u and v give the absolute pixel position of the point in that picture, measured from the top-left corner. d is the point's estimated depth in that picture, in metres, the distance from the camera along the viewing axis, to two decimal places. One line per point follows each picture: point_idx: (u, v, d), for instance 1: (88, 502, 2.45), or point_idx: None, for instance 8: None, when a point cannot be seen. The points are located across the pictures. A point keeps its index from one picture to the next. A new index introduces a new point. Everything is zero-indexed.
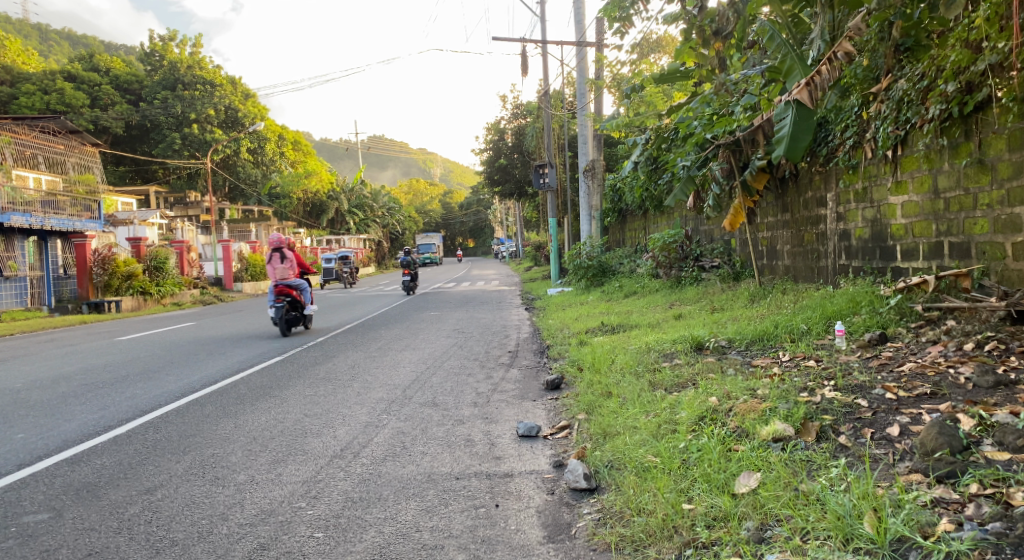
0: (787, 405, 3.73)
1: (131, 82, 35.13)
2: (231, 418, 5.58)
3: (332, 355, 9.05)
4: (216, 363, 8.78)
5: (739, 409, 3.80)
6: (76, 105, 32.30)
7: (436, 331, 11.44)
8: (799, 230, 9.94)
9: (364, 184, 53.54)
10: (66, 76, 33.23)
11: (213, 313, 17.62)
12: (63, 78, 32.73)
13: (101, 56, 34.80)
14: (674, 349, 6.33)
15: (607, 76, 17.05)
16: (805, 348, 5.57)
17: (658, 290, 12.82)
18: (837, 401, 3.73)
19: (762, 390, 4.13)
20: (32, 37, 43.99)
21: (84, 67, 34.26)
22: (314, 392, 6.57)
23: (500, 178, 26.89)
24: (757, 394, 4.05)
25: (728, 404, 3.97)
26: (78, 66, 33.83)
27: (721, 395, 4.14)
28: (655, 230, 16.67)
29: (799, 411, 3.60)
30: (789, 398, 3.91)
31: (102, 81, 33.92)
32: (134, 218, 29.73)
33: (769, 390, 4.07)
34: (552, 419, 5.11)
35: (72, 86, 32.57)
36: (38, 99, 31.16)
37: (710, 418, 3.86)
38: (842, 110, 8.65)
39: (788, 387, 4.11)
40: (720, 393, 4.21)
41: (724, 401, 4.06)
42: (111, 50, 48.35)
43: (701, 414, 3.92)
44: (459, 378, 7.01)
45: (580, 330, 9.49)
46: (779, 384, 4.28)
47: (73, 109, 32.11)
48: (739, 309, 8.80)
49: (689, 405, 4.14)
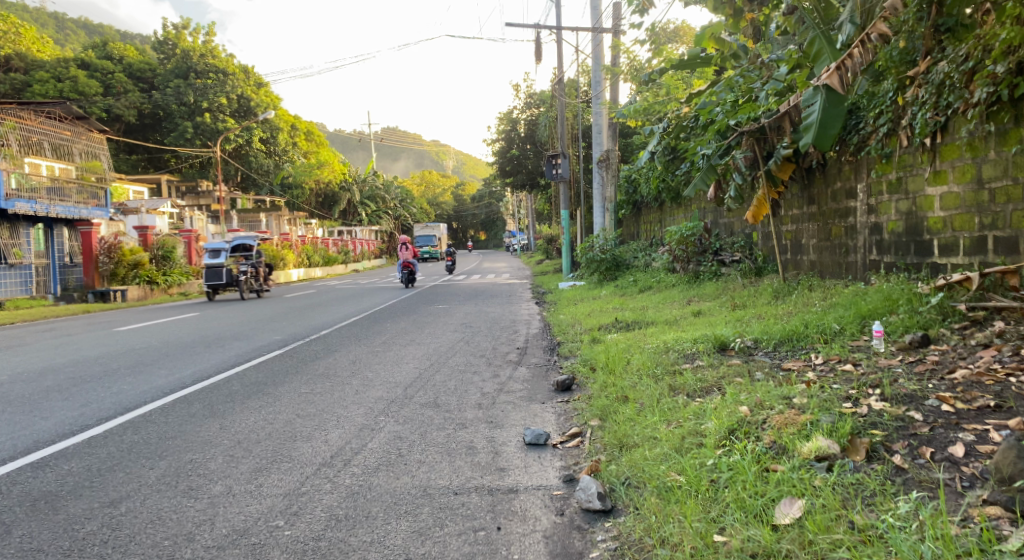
0: (830, 419, 3.29)
1: (145, 70, 34.94)
2: (218, 418, 5.19)
3: (334, 350, 8.69)
4: (213, 357, 8.41)
5: (775, 423, 3.37)
6: (89, 94, 32.15)
7: (444, 325, 11.06)
8: (826, 224, 9.46)
9: (376, 175, 53.11)
10: (79, 64, 33.04)
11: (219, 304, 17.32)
12: (76, 66, 32.54)
13: (114, 44, 34.59)
14: (696, 349, 5.91)
15: (624, 63, 16.55)
16: (840, 350, 5.13)
17: (675, 285, 12.38)
18: (887, 413, 3.30)
19: (799, 399, 3.69)
20: (50, 26, 43.96)
21: (98, 55, 34.05)
22: (311, 389, 6.20)
23: (512, 169, 26.41)
24: (794, 404, 3.61)
25: (761, 415, 3.53)
26: (92, 54, 33.63)
27: (753, 404, 3.71)
28: (671, 222, 16.21)
29: (845, 425, 3.18)
30: (830, 409, 3.47)
31: (115, 70, 33.71)
32: (144, 207, 29.52)
33: (808, 400, 3.62)
34: (562, 425, 4.70)
35: (85, 74, 32.39)
36: (52, 88, 30.86)
37: (741, 432, 3.43)
38: (875, 96, 8.16)
39: (829, 396, 3.67)
40: (751, 402, 3.77)
41: (756, 411, 3.63)
42: (125, 38, 48.19)
43: (732, 426, 3.49)
44: (465, 377, 6.62)
45: (593, 327, 9.06)
46: (817, 392, 3.83)
47: (86, 97, 31.95)
48: (763, 307, 8.35)
49: (718, 415, 3.71)
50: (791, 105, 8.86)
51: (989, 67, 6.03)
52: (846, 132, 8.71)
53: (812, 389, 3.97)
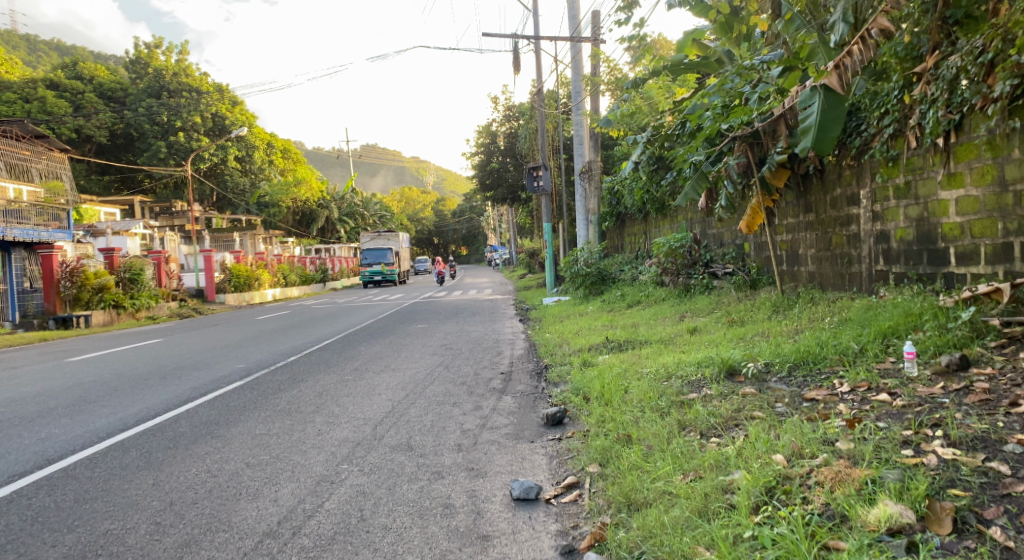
0: (894, 477, 2.84)
1: (116, 90, 34.09)
2: (155, 469, 4.49)
3: (302, 379, 7.97)
4: (165, 390, 7.63)
5: (824, 480, 2.91)
6: (57, 113, 31.13)
7: (422, 347, 10.34)
8: (826, 232, 8.92)
9: (354, 192, 52.30)
10: (48, 84, 32.07)
11: (186, 328, 16.40)
12: (45, 86, 31.58)
13: (84, 63, 33.64)
14: (701, 375, 5.27)
15: (604, 72, 16.05)
16: (867, 376, 4.51)
17: (665, 299, 11.79)
18: (966, 468, 2.86)
19: (846, 447, 3.14)
20: (20, 48, 42.96)
21: (67, 75, 33.05)
22: (268, 430, 5.50)
23: (493, 183, 25.76)
24: (840, 453, 3.10)
25: (804, 468, 3.02)
26: (61, 73, 32.66)
27: (789, 453, 3.19)
28: (657, 233, 15.65)
29: (917, 485, 2.77)
30: (890, 460, 3.00)
31: (85, 90, 32.82)
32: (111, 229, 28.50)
33: (856, 448, 3.10)
34: (555, 472, 4.05)
35: (53, 95, 31.43)
36: (19, 108, 29.91)
37: (782, 490, 2.94)
38: (878, 95, 7.56)
39: (884, 440, 3.15)
40: (787, 449, 3.23)
41: (794, 461, 3.13)
42: (97, 58, 47.10)
43: (768, 483, 3.00)
44: (443, 410, 5.93)
45: (582, 347, 8.40)
46: (867, 434, 3.27)
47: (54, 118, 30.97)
48: (764, 324, 7.74)
49: (747, 466, 3.16)
50: (786, 107, 8.31)
51: (1014, 57, 5.50)
52: (846, 134, 8.15)
53: (855, 428, 3.37)
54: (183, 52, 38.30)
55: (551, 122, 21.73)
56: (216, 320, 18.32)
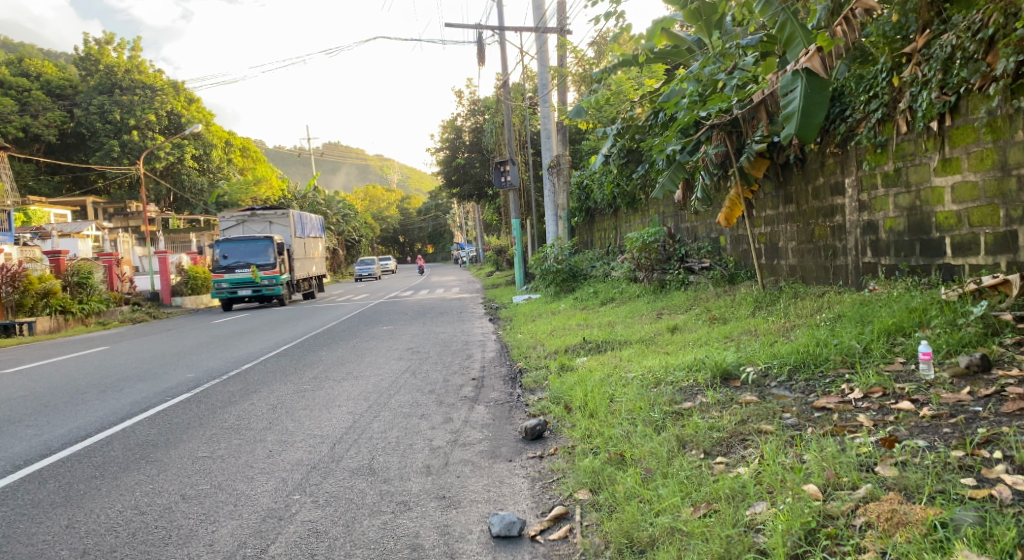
0: (971, 521, 2.45)
1: (65, 87, 32.77)
2: (77, 503, 3.93)
3: (255, 390, 7.36)
4: (103, 406, 6.99)
5: (875, 520, 2.54)
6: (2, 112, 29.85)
7: (388, 352, 9.77)
8: (808, 224, 8.55)
9: (317, 190, 51.27)
10: None
11: (134, 334, 15.44)
12: None
13: (30, 60, 32.26)
14: (693, 381, 4.81)
15: (571, 62, 15.59)
16: (880, 379, 4.07)
17: (640, 296, 11.38)
18: None
19: (892, 478, 2.76)
20: None
21: (12, 72, 31.71)
22: (211, 452, 4.90)
23: (459, 179, 25.20)
24: (889, 485, 2.72)
25: (847, 506, 2.65)
26: (6, 70, 31.29)
27: (824, 483, 2.81)
28: (628, 228, 15.25)
29: (993, 530, 2.39)
30: (951, 495, 2.63)
31: (32, 87, 31.57)
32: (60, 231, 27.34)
33: (906, 479, 2.73)
34: (539, 499, 3.54)
35: None
36: None
37: (825, 534, 2.58)
38: (864, 78, 7.19)
39: (940, 468, 2.77)
40: (821, 479, 2.83)
41: (832, 495, 2.75)
42: (49, 55, 45.49)
43: (807, 524, 2.62)
44: (409, 424, 5.38)
45: (558, 349, 7.91)
46: (913, 460, 2.87)
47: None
48: (748, 321, 7.32)
49: (774, 500, 2.79)
50: (765, 94, 7.94)
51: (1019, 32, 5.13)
52: (830, 121, 7.75)
53: (896, 450, 2.96)
54: (136, 48, 37.12)
55: (517, 115, 21.21)
56: (170, 323, 17.49)
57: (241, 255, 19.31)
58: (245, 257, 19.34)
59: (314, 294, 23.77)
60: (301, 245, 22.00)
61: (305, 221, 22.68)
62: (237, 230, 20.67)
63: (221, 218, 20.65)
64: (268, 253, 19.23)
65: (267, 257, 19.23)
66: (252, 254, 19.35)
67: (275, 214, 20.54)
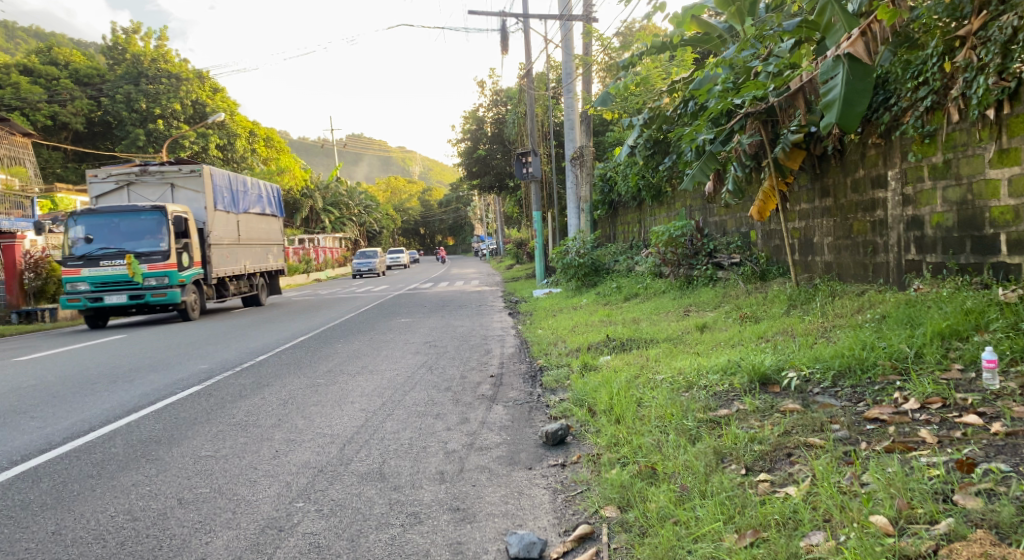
0: None
1: (93, 76, 32.89)
2: (68, 506, 3.69)
3: (267, 383, 7.13)
4: (110, 397, 6.78)
5: None
6: (32, 100, 30.04)
7: (405, 345, 9.49)
8: (846, 219, 8.13)
9: (339, 181, 51.25)
10: (22, 70, 30.93)
11: (104, 332, 13.23)
12: (19, 72, 30.50)
13: (60, 49, 32.43)
14: (729, 385, 4.48)
15: (597, 50, 15.17)
16: (938, 388, 3.70)
17: (665, 292, 11.00)
18: None
19: (982, 513, 2.45)
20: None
21: (41, 60, 31.88)
22: (215, 451, 4.66)
23: (480, 171, 24.90)
24: (981, 522, 2.41)
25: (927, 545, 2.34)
26: (36, 59, 31.46)
27: (896, 517, 2.49)
28: (653, 222, 14.84)
29: None
30: None
31: (61, 76, 31.71)
32: None
33: (1000, 515, 2.41)
34: (562, 515, 3.23)
35: (28, 81, 30.34)
36: None
37: None
38: (911, 64, 6.77)
39: None
40: (891, 511, 2.52)
41: (909, 531, 2.44)
42: (79, 45, 45.91)
43: None
44: (424, 425, 5.10)
45: (581, 347, 7.57)
46: (1001, 491, 2.55)
47: (29, 104, 29.92)
48: (783, 320, 6.94)
49: (844, 534, 2.49)
50: (804, 82, 7.53)
51: None
52: (872, 110, 7.33)
53: (977, 477, 2.64)
54: (162, 38, 37.20)
55: (541, 106, 20.81)
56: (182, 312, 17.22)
57: (115, 236, 12.55)
58: (122, 240, 12.56)
59: (262, 297, 17.39)
60: (234, 225, 15.50)
61: (220, 183, 14.63)
62: (118, 198, 13.62)
63: (92, 177, 13.59)
64: (157, 234, 12.54)
65: (157, 242, 12.53)
66: (134, 238, 12.51)
67: (179, 172, 13.67)
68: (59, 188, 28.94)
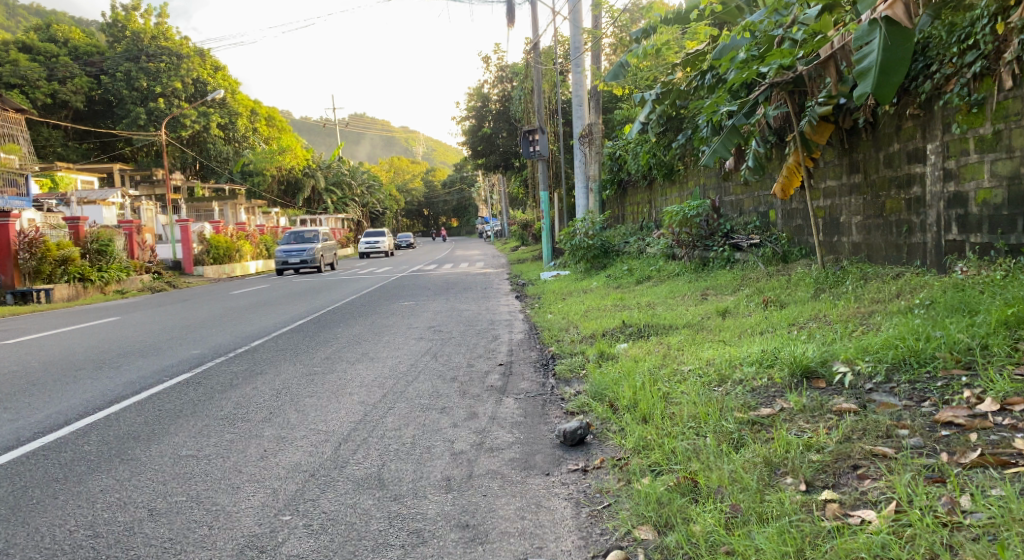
0: None
1: (92, 53, 32.23)
2: (21, 518, 3.25)
3: (260, 371, 6.69)
4: (94, 385, 6.35)
5: None
6: (31, 77, 29.52)
7: (408, 330, 9.05)
8: (877, 196, 7.62)
9: (341, 161, 50.60)
10: (21, 47, 30.35)
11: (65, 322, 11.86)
12: (18, 50, 29.97)
13: (59, 26, 31.83)
14: (769, 380, 4.02)
15: (606, 23, 14.53)
16: (1018, 387, 3.23)
17: (680, 274, 10.52)
18: None
19: None
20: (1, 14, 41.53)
21: (40, 37, 31.18)
22: (197, 450, 4.20)
23: (484, 150, 24.33)
24: None
25: None
26: (35, 36, 30.89)
27: None
28: (664, 202, 14.32)
29: None
30: None
31: (60, 52, 31.14)
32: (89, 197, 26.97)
33: None
34: (588, 537, 2.79)
35: (27, 59, 29.80)
36: None
37: None
38: (957, 27, 6.24)
39: None
40: None
41: None
42: (81, 24, 45.38)
43: None
44: (429, 420, 4.66)
45: (595, 333, 7.10)
46: None
47: (29, 82, 29.43)
48: (813, 306, 6.46)
49: None
50: (835, 48, 7.01)
51: None
52: (911, 79, 6.81)
53: None
54: (163, 15, 36.51)
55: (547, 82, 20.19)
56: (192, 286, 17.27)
57: None
58: None
59: None
60: None
61: None
62: None
63: None
64: None
65: None
66: None
67: None
68: (61, 167, 28.43)
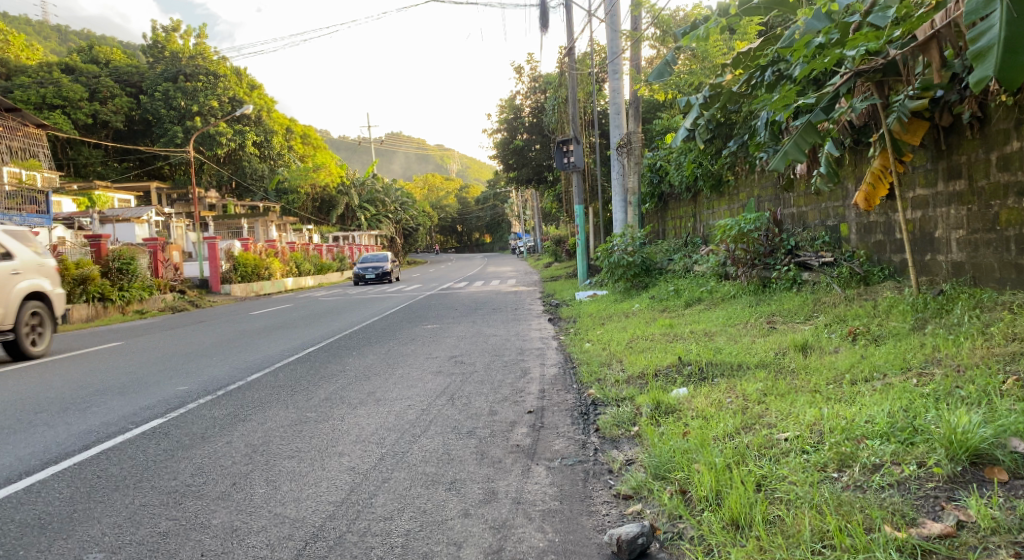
0: None
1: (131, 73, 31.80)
2: None
3: (243, 418, 5.58)
4: (42, 436, 5.28)
5: None
6: (73, 99, 29.36)
7: (425, 362, 7.86)
8: (986, 207, 6.30)
9: (374, 178, 50.03)
10: (63, 68, 30.35)
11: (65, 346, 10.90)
12: (60, 70, 29.95)
13: (101, 47, 31.91)
14: (920, 467, 2.89)
15: (648, 22, 13.30)
16: None
17: (736, 296, 9.23)
18: None
19: None
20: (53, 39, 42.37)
21: (82, 59, 31.12)
22: (117, 550, 3.17)
23: (516, 163, 23.24)
24: None
25: None
26: (76, 57, 30.95)
27: None
28: (711, 216, 13.01)
29: None
30: None
31: (100, 73, 30.98)
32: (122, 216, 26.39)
33: None
34: None
35: (69, 79, 29.70)
36: (34, 93, 28.25)
37: None
38: None
39: None
40: None
41: None
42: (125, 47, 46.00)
43: None
44: (434, 504, 3.49)
45: (646, 372, 5.83)
46: None
47: (71, 103, 29.27)
48: (920, 341, 5.16)
49: None
50: (938, 26, 5.70)
51: None
52: None
53: None
54: (199, 35, 36.46)
55: (583, 91, 19.06)
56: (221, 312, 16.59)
57: None
58: None
59: None
60: None
61: None
62: None
63: None
64: None
65: None
66: None
67: None
68: (97, 186, 28.11)
